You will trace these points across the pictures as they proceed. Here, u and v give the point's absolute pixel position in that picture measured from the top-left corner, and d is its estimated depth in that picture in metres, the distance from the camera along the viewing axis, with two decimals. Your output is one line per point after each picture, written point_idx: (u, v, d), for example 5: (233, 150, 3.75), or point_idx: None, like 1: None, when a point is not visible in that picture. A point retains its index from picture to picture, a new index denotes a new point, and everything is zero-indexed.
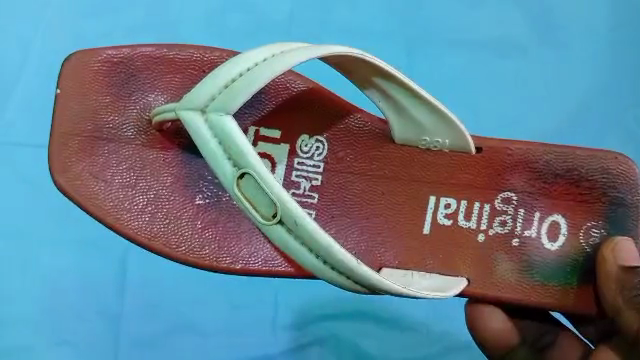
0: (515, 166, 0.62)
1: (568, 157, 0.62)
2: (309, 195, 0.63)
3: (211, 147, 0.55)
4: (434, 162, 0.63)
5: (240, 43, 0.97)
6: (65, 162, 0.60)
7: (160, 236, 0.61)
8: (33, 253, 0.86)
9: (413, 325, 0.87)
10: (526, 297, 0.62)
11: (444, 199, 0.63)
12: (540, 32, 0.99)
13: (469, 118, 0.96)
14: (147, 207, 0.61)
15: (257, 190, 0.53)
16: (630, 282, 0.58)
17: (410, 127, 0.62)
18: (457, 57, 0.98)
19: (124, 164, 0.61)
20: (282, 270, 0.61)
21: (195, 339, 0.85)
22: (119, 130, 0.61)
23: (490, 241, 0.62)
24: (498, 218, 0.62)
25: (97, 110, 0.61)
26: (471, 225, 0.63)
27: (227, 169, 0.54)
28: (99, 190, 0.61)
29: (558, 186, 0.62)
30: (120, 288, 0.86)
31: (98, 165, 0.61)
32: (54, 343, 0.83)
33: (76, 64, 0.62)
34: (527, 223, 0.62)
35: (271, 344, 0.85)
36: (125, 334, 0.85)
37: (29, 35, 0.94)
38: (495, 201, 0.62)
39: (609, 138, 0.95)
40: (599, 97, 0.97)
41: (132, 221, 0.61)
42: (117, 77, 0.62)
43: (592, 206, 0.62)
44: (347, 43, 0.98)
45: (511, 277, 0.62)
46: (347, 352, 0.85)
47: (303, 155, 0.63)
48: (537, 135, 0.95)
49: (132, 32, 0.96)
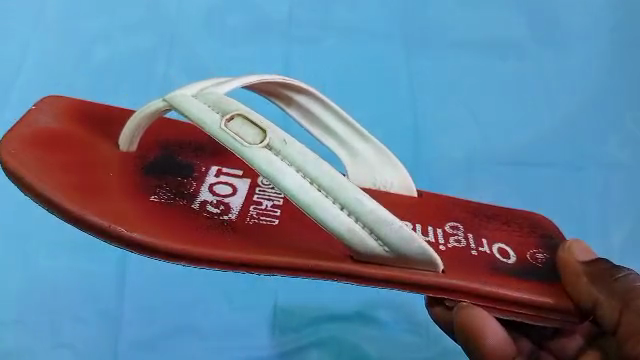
0: (451, 206, 0.64)
1: (494, 209, 0.65)
2: (270, 210, 0.58)
3: (199, 103, 0.54)
4: (390, 199, 0.64)
5: (238, 45, 0.97)
6: (18, 155, 0.55)
7: (104, 214, 0.51)
8: (32, 256, 0.87)
9: (411, 330, 0.87)
10: (508, 292, 0.53)
11: (401, 223, 0.60)
12: (537, 36, 1.02)
13: (470, 119, 0.94)
14: (94, 191, 0.53)
15: (246, 124, 0.51)
16: (602, 270, 0.55)
17: (361, 167, 0.66)
18: (454, 58, 0.99)
19: (81, 165, 0.56)
20: (235, 258, 0.50)
21: (193, 342, 0.84)
22: (79, 144, 0.59)
23: (452, 250, 0.57)
24: (452, 236, 0.59)
25: (62, 131, 0.60)
26: (430, 240, 0.58)
27: (213, 116, 0.53)
28: (43, 174, 0.54)
29: (496, 224, 0.62)
30: (121, 289, 0.86)
31: (49, 159, 0.56)
32: (54, 346, 0.82)
33: (55, 104, 0.64)
34: (478, 243, 0.59)
35: (269, 346, 0.84)
36: (124, 335, 0.83)
37: (31, 35, 0.96)
38: (446, 226, 0.61)
39: (611, 137, 0.93)
40: (599, 96, 0.96)
41: (75, 199, 0.52)
42: (90, 120, 0.64)
43: (531, 237, 0.61)
44: (347, 45, 0.99)
45: (484, 276, 0.54)
46: (345, 354, 0.84)
47: (263, 184, 0.61)
48: (541, 131, 0.94)
49: (130, 33, 0.97)
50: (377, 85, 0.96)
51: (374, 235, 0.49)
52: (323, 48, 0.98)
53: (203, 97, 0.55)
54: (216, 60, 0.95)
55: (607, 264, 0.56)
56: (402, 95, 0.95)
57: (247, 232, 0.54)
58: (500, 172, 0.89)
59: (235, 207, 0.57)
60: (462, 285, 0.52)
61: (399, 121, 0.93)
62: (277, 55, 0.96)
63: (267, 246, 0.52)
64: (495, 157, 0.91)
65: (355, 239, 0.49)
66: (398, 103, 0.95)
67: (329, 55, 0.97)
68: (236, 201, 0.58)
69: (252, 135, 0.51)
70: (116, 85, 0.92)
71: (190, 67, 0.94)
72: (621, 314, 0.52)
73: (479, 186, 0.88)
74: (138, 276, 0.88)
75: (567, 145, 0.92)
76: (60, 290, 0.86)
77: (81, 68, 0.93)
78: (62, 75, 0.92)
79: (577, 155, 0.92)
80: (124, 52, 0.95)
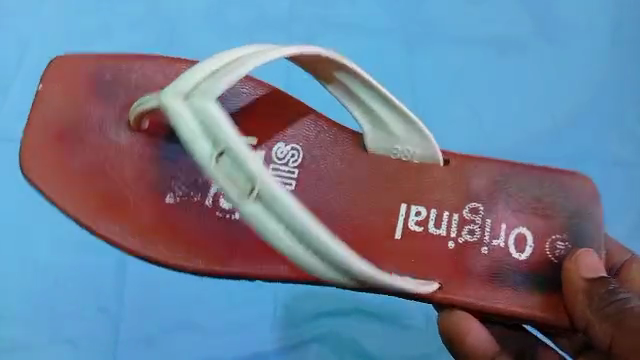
0: (479, 174, 0.63)
1: (528, 174, 0.64)
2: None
3: (191, 129, 0.50)
4: (407, 172, 0.64)
5: (237, 41, 0.97)
6: (44, 160, 0.61)
7: (129, 235, 0.59)
8: (31, 252, 0.87)
9: (411, 325, 0.87)
10: (498, 305, 0.58)
11: (414, 207, 0.62)
12: (540, 30, 1.00)
13: (469, 119, 0.95)
14: (116, 206, 0.60)
15: (236, 167, 0.48)
16: (599, 291, 0.55)
17: (383, 136, 0.64)
18: (455, 55, 0.99)
19: (95, 163, 0.61)
20: (246, 273, 0.58)
21: (194, 338, 0.84)
22: (92, 131, 0.62)
23: (460, 248, 0.61)
24: (466, 226, 0.61)
25: (75, 115, 0.63)
26: (440, 232, 0.61)
27: (204, 148, 0.50)
28: (71, 187, 0.60)
29: (525, 198, 0.63)
30: (120, 284, 0.86)
31: (72, 163, 0.61)
32: (55, 341, 0.83)
33: (65, 74, 0.65)
34: (493, 232, 0.61)
35: (270, 342, 0.85)
36: (124, 332, 0.84)
37: (31, 31, 0.96)
38: (464, 207, 0.62)
39: (610, 136, 0.94)
40: (600, 94, 0.97)
41: (103, 219, 0.59)
42: (99, 88, 0.64)
43: (560, 219, 0.62)
44: (348, 41, 0.99)
45: (482, 285, 0.59)
46: (345, 351, 0.85)
47: (278, 161, 0.63)
48: (539, 132, 0.95)
49: (129, 28, 0.97)
50: (377, 83, 0.96)
51: (348, 278, 0.53)
52: (323, 43, 0.98)
53: (197, 118, 0.51)
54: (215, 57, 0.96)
55: (610, 284, 0.55)
56: (402, 95, 0.96)
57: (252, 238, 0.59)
58: None
59: None
60: (450, 297, 0.59)
61: None
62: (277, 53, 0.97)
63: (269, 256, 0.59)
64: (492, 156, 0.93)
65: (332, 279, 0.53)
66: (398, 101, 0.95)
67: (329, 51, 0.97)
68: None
69: (244, 180, 0.48)
70: None
71: (189, 63, 0.94)
72: (610, 338, 0.52)
73: None
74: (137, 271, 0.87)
75: (567, 143, 0.94)
76: (60, 285, 0.86)
77: None
78: None
79: (576, 152, 0.93)
80: (124, 48, 0.96)
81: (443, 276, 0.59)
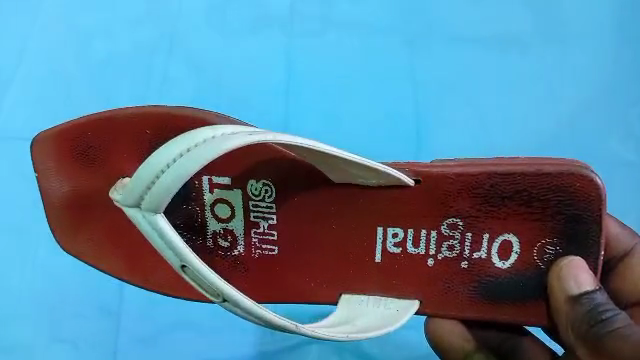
0: (459, 191, 0.60)
1: (515, 179, 0.59)
2: (269, 232, 0.64)
3: (153, 242, 0.53)
4: (389, 197, 0.62)
5: (238, 40, 0.98)
6: (73, 235, 0.67)
7: (158, 282, 0.67)
8: (31, 249, 0.87)
9: (411, 325, 0.86)
10: (477, 314, 0.63)
11: (391, 229, 0.63)
12: (541, 29, 1.01)
13: (472, 117, 0.95)
14: (138, 262, 0.67)
15: (200, 278, 0.53)
16: (580, 312, 0.55)
17: (347, 174, 0.61)
18: (456, 55, 0.99)
19: (115, 228, 0.66)
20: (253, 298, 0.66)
21: (194, 338, 0.84)
22: (97, 200, 0.66)
23: (440, 264, 0.63)
24: (445, 243, 0.62)
25: (77, 186, 0.66)
26: (419, 251, 0.63)
27: (170, 257, 0.53)
28: (100, 253, 0.67)
29: (507, 211, 0.60)
30: (120, 284, 0.86)
31: (94, 233, 0.67)
32: (55, 342, 0.83)
33: (49, 146, 0.66)
34: (475, 245, 0.62)
35: (269, 341, 0.85)
36: (124, 332, 0.84)
37: (30, 31, 0.98)
38: (441, 226, 0.62)
39: (614, 135, 0.94)
40: (605, 93, 0.96)
41: (135, 272, 0.67)
42: (80, 151, 0.65)
43: (548, 225, 0.60)
44: (348, 40, 0.99)
45: (464, 295, 0.63)
46: (344, 352, 0.84)
47: (255, 198, 0.63)
48: (541, 133, 0.94)
49: (129, 26, 0.99)
50: (377, 83, 0.97)
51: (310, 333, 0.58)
52: (325, 44, 0.99)
53: (155, 234, 0.52)
54: (217, 59, 0.97)
55: (591, 302, 0.55)
56: (404, 96, 0.97)
57: (253, 272, 0.66)
58: None
59: (239, 235, 0.65)
60: (435, 314, 0.64)
61: (403, 126, 0.95)
62: (278, 54, 0.98)
63: (271, 287, 0.66)
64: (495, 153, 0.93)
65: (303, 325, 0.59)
66: (398, 102, 0.96)
67: (330, 52, 0.99)
68: (239, 226, 0.65)
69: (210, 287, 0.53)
70: (116, 84, 0.95)
71: (189, 69, 0.97)
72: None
73: None
74: None
75: (568, 142, 0.93)
76: (60, 284, 0.85)
77: (83, 62, 0.96)
78: (64, 73, 0.95)
79: (580, 151, 0.93)
80: (125, 49, 0.98)
81: (427, 295, 0.64)
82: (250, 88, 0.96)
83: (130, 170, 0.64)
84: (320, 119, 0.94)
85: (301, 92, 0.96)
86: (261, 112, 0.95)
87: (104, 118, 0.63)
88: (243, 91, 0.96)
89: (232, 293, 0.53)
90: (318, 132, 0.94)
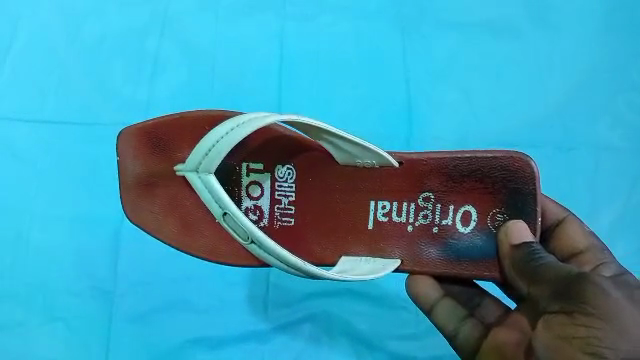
0: (429, 172, 0.68)
1: (470, 160, 0.67)
2: (289, 207, 0.70)
3: (203, 197, 0.64)
4: (382, 174, 0.69)
5: (232, 22, 0.99)
6: (135, 207, 0.71)
7: (211, 248, 0.70)
8: (25, 228, 0.87)
9: (401, 304, 0.87)
10: (454, 271, 0.68)
11: (381, 202, 0.69)
12: (534, 14, 1.01)
13: (463, 102, 0.98)
14: (192, 230, 0.71)
15: (237, 225, 0.62)
16: (522, 255, 0.62)
17: (344, 155, 0.68)
18: (448, 41, 1.00)
19: (175, 200, 0.70)
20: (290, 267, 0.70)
21: (187, 316, 0.85)
22: (164, 180, 0.71)
23: (417, 231, 0.69)
24: (421, 212, 0.69)
25: (148, 169, 0.71)
26: (402, 220, 0.69)
27: (215, 209, 0.63)
28: (157, 223, 0.71)
29: (469, 186, 0.68)
30: (113, 264, 0.87)
31: (154, 206, 0.71)
32: (51, 319, 0.85)
33: (127, 136, 0.71)
34: (444, 213, 0.68)
35: (262, 320, 0.85)
36: (118, 310, 0.85)
37: (20, 9, 0.97)
38: (419, 197, 0.69)
39: (602, 122, 0.97)
40: (596, 80, 0.99)
41: (188, 239, 0.70)
42: (156, 141, 0.71)
43: (498, 197, 0.67)
44: (343, 23, 1.00)
45: (436, 256, 0.68)
46: (335, 330, 0.86)
47: (281, 180, 0.70)
48: (528, 119, 0.97)
49: (121, 7, 0.99)
50: (371, 68, 0.98)
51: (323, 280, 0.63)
52: (318, 27, 1.00)
53: (205, 190, 0.63)
54: (211, 41, 0.98)
55: (533, 248, 0.62)
56: (397, 81, 0.98)
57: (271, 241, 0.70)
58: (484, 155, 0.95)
59: (265, 209, 0.70)
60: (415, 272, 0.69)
61: (395, 110, 0.97)
62: (272, 37, 0.99)
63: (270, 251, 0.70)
64: (485, 137, 0.96)
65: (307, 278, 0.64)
66: (390, 88, 0.98)
67: (324, 35, 0.99)
68: (266, 201, 0.70)
69: (241, 231, 0.62)
70: (109, 65, 0.96)
71: (183, 52, 0.97)
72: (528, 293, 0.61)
73: None
74: (129, 248, 0.87)
75: (554, 128, 0.97)
76: (53, 264, 0.86)
77: (76, 41, 0.96)
78: (57, 55, 0.96)
79: (568, 137, 0.96)
80: (117, 28, 0.97)
81: (405, 254, 0.69)
82: (244, 71, 0.97)
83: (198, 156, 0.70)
84: (315, 104, 0.97)
85: (293, 76, 0.98)
86: (254, 96, 0.96)
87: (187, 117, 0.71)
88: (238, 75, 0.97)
89: (257, 233, 0.60)
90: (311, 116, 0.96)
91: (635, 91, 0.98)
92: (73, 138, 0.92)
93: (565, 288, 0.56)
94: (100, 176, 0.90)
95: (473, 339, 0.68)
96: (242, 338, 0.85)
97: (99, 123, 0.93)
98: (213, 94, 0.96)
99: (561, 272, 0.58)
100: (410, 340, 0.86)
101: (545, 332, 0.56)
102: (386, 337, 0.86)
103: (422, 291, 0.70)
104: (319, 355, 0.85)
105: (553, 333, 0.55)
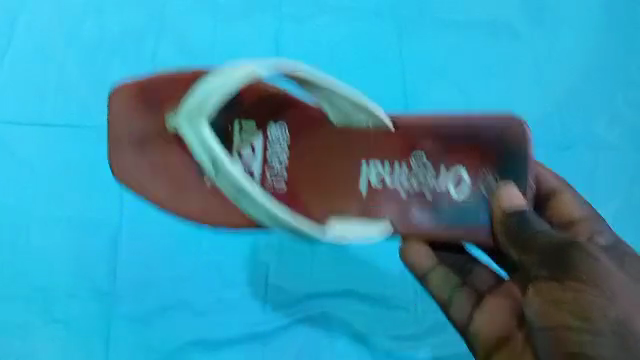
0: (424, 134, 0.76)
1: (468, 125, 0.75)
2: (280, 173, 0.75)
3: (192, 146, 0.70)
4: (370, 146, 0.76)
5: (230, 23, 0.99)
6: (121, 162, 0.75)
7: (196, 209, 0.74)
8: (24, 231, 0.87)
9: (399, 305, 0.87)
10: (436, 230, 0.73)
11: (372, 164, 0.76)
12: (530, 14, 1.03)
13: (461, 102, 0.98)
14: (176, 188, 0.75)
15: (220, 175, 0.69)
16: (514, 222, 0.64)
17: (339, 111, 0.76)
18: (445, 41, 1.01)
19: (168, 161, 0.75)
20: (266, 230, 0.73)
21: (188, 318, 0.85)
22: (157, 137, 0.75)
23: (408, 195, 0.75)
24: (405, 169, 0.75)
25: (144, 127, 0.76)
26: (392, 182, 0.75)
27: (203, 158, 0.70)
28: (141, 179, 0.75)
29: (461, 145, 0.74)
30: (112, 265, 0.86)
31: (141, 162, 0.75)
32: (51, 322, 0.84)
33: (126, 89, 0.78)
34: (427, 171, 0.75)
35: (263, 321, 0.85)
36: (118, 313, 0.85)
37: (18, 11, 0.97)
38: (410, 159, 0.75)
39: (600, 119, 0.98)
40: (593, 79, 1.00)
41: (175, 198, 0.74)
42: (155, 100, 0.77)
43: (483, 167, 0.74)
44: (340, 22, 1.01)
45: (422, 216, 0.74)
46: (336, 330, 0.85)
47: (272, 140, 0.75)
48: (526, 117, 0.97)
49: (116, 6, 0.99)
50: (369, 69, 0.99)
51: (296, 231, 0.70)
52: (316, 28, 1.01)
53: (194, 141, 0.70)
54: (208, 42, 0.98)
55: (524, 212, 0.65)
56: (395, 81, 0.99)
57: None
58: None
59: (257, 173, 0.74)
60: (405, 235, 0.73)
61: (393, 109, 0.97)
62: (270, 38, 0.99)
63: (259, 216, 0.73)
64: None
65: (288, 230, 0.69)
66: (388, 89, 0.98)
67: (322, 36, 1.00)
68: (257, 166, 0.74)
69: (224, 178, 0.69)
70: (106, 66, 0.96)
71: (179, 51, 0.97)
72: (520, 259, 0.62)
73: None
74: (128, 250, 0.87)
75: (553, 127, 0.97)
76: (53, 266, 0.86)
77: (73, 43, 0.97)
78: (55, 57, 0.96)
79: (567, 137, 0.96)
80: (115, 30, 0.98)
81: (398, 218, 0.74)
82: None
83: None
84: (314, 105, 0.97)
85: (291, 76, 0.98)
86: None
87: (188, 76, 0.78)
88: None
89: (238, 178, 0.68)
90: None
91: (631, 89, 0.99)
92: (72, 140, 0.92)
93: (559, 258, 0.59)
94: (99, 177, 0.90)
95: (466, 308, 0.71)
96: (243, 339, 0.84)
97: (97, 125, 0.93)
98: None
99: (552, 240, 0.60)
100: (411, 340, 0.85)
101: (535, 298, 0.59)
102: (386, 337, 0.85)
103: (418, 262, 0.73)
104: (318, 355, 0.84)
105: (544, 298, 0.58)
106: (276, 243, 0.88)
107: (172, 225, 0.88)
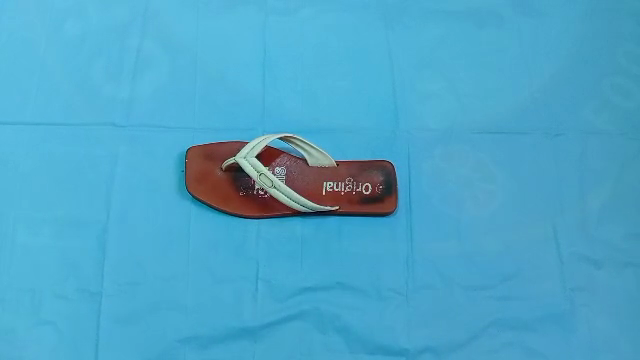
0: (376, 160, 0.91)
1: (419, 168, 0.92)
2: (275, 170, 0.89)
3: (250, 160, 0.84)
4: (340, 162, 0.90)
5: (217, 20, 1.01)
6: (158, 160, 0.91)
7: (208, 190, 0.87)
8: (9, 232, 0.85)
9: (394, 295, 0.84)
10: (381, 198, 0.88)
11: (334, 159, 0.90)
12: (512, 5, 1.04)
13: (450, 90, 0.98)
14: (195, 172, 0.88)
15: (270, 180, 0.83)
16: None
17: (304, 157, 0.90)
18: (431, 32, 1.02)
19: (200, 160, 0.89)
20: (269, 210, 0.87)
21: (176, 315, 0.82)
22: (188, 143, 0.92)
23: (362, 178, 0.89)
24: (364, 160, 0.91)
25: (177, 133, 0.93)
26: (346, 170, 0.89)
27: (259, 167, 0.84)
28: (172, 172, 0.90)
29: (417, 187, 0.90)
30: (100, 264, 0.84)
31: (174, 158, 0.91)
32: (36, 324, 0.81)
33: (160, 102, 0.94)
34: (380, 167, 0.90)
35: (254, 316, 0.82)
36: (105, 312, 0.82)
37: (3, 17, 0.99)
38: (368, 162, 0.90)
39: (588, 104, 0.97)
40: (578, 65, 1.00)
41: (198, 180, 0.88)
42: (186, 116, 0.94)
43: (432, 162, 0.92)
44: (325, 17, 1.02)
45: (373, 191, 0.88)
46: (330, 325, 0.82)
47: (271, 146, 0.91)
48: (515, 104, 0.97)
49: (104, 9, 1.01)
50: (357, 60, 0.99)
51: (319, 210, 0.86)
52: (302, 22, 1.01)
53: (255, 148, 0.84)
54: (192, 38, 0.99)
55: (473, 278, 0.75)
56: (382, 71, 0.98)
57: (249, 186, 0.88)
58: (474, 140, 0.94)
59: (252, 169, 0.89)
60: (349, 207, 0.87)
61: (383, 99, 0.97)
62: (257, 35, 1.00)
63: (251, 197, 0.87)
64: (473, 125, 0.95)
65: (307, 209, 0.85)
66: (376, 79, 0.98)
67: (307, 30, 1.01)
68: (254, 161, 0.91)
69: (270, 183, 0.83)
70: (89, 66, 0.96)
71: (168, 48, 0.98)
72: None
73: (457, 158, 0.93)
74: (117, 248, 0.85)
75: (543, 115, 0.96)
76: (40, 266, 0.84)
77: (56, 44, 0.98)
78: (43, 59, 0.96)
79: (557, 123, 0.96)
80: (98, 29, 0.99)
81: (350, 196, 0.87)
82: (226, 67, 0.97)
83: (226, 142, 0.91)
84: (302, 96, 0.96)
85: (278, 69, 0.98)
86: (240, 90, 0.96)
87: (213, 100, 0.95)
88: (223, 69, 0.97)
89: (279, 189, 0.83)
90: (297, 109, 0.95)
91: (619, 74, 0.99)
92: (57, 139, 0.91)
93: None
94: (85, 176, 0.89)
95: None
96: (234, 335, 0.81)
97: (81, 124, 0.92)
98: (198, 91, 0.96)
99: None
100: (408, 333, 0.82)
101: None
102: (382, 331, 0.82)
103: None
104: (313, 352, 0.80)
105: None
106: (263, 238, 0.87)
107: (160, 221, 0.87)
